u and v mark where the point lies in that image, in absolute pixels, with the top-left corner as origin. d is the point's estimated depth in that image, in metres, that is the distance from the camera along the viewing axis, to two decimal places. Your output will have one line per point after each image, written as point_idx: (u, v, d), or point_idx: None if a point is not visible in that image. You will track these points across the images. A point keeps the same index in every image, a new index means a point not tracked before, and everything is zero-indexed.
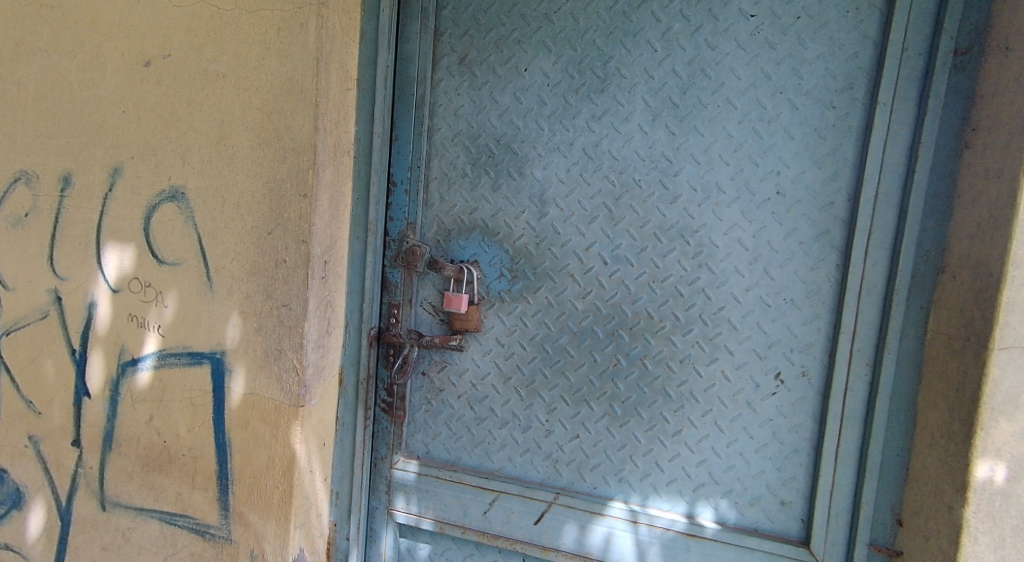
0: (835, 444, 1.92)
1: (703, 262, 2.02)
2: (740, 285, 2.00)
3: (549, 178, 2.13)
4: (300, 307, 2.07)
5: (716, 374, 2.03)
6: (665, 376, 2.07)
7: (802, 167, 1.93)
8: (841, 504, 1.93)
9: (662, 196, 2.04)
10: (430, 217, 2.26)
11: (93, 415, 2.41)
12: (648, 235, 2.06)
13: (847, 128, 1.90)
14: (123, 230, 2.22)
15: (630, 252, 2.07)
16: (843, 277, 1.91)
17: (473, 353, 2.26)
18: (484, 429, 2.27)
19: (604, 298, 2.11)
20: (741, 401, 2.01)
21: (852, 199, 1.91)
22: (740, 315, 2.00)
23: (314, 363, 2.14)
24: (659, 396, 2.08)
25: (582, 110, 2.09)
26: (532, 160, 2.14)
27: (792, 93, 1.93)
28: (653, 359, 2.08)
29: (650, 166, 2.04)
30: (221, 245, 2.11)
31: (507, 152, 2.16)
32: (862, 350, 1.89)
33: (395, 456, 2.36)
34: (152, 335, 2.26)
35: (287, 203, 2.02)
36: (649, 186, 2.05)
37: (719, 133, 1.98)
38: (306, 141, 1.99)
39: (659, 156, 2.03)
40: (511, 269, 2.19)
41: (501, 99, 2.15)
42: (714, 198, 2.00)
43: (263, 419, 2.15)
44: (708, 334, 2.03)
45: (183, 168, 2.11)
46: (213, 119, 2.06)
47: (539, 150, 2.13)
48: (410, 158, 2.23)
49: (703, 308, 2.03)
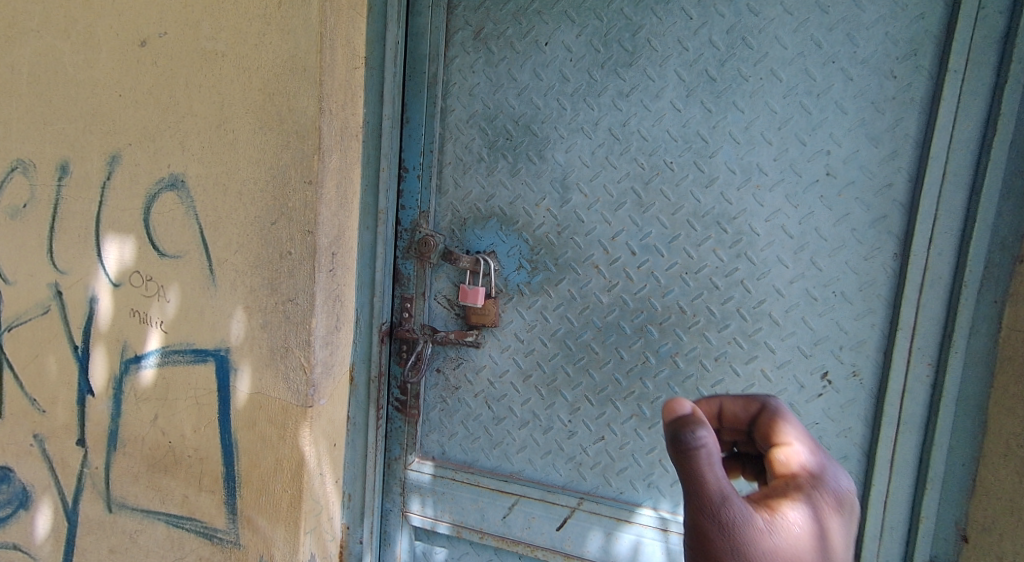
0: (890, 451, 1.77)
1: (742, 251, 1.86)
2: (782, 277, 1.84)
3: (571, 161, 1.98)
4: (306, 302, 1.94)
5: (755, 373, 1.88)
6: (698, 375, 1.92)
7: (855, 146, 1.76)
8: (897, 516, 1.78)
9: (696, 179, 1.88)
10: (444, 204, 2.12)
11: (97, 414, 2.34)
12: (680, 222, 1.90)
13: (907, 101, 1.72)
14: (122, 221, 2.11)
15: (660, 241, 1.92)
16: (901, 268, 1.75)
17: (490, 349, 2.13)
18: (503, 430, 2.14)
19: (632, 292, 1.96)
20: (783, 402, 1.86)
21: (913, 180, 1.73)
22: (783, 310, 1.85)
23: (322, 361, 2.01)
24: (692, 397, 1.93)
25: (609, 85, 1.93)
26: (554, 142, 1.99)
27: (845, 62, 1.76)
28: (686, 357, 1.93)
29: (684, 147, 1.88)
30: (224, 236, 1.98)
31: (527, 134, 2.01)
32: (923, 349, 1.72)
33: (409, 456, 2.25)
34: (154, 331, 2.16)
35: (291, 190, 1.89)
36: (682, 169, 1.89)
37: (762, 108, 1.82)
38: (311, 124, 1.85)
39: (694, 135, 1.87)
40: (530, 260, 2.05)
41: (521, 76, 2.00)
42: (755, 181, 1.84)
43: (270, 419, 2.04)
44: (747, 329, 1.88)
45: (183, 155, 1.99)
46: (213, 102, 1.93)
47: (561, 131, 1.98)
48: (423, 142, 2.09)
49: (742, 302, 1.87)
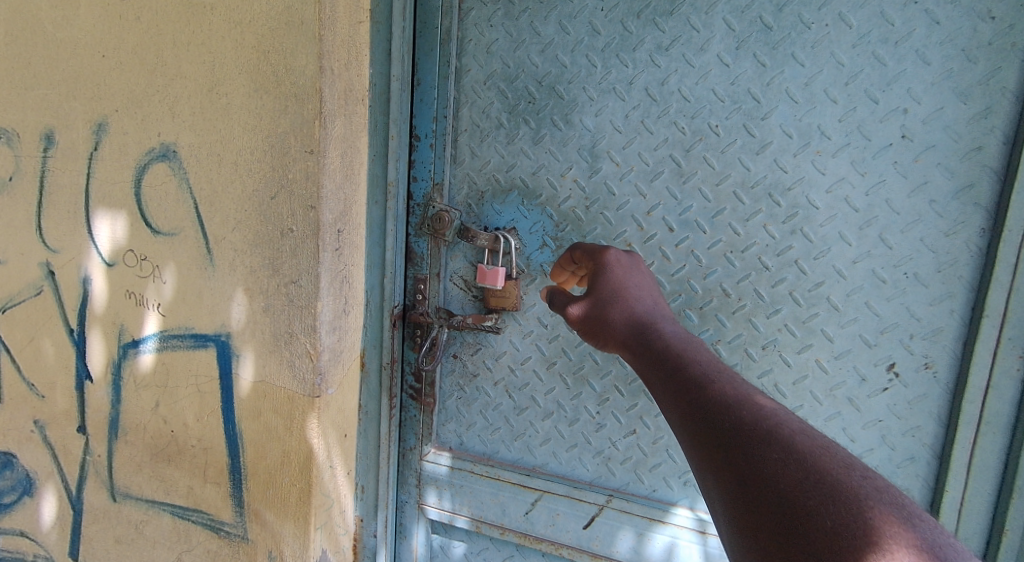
0: (968, 455, 1.61)
1: (797, 227, 1.68)
2: (844, 256, 1.66)
3: (602, 126, 1.79)
4: (310, 284, 1.78)
5: (809, 363, 1.72)
6: (743, 365, 1.76)
7: (938, 102, 1.56)
8: (973, 527, 1.63)
9: (745, 145, 1.69)
10: (459, 176, 1.94)
11: (97, 400, 2.22)
12: (725, 195, 1.72)
13: (1007, 47, 1.51)
14: (114, 196, 1.97)
15: (702, 216, 1.74)
16: (990, 245, 1.56)
17: (511, 335, 2.00)
18: (525, 421, 2.04)
19: (669, 273, 1.77)
20: (841, 397, 1.71)
21: (1009, 142, 1.53)
22: (843, 293, 1.68)
23: (330, 348, 1.86)
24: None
25: (646, 38, 1.72)
26: (582, 105, 1.79)
27: (930, 3, 1.54)
28: (729, 346, 1.76)
29: (732, 108, 1.69)
30: (221, 211, 1.82)
31: (551, 96, 1.81)
32: (1014, 339, 1.55)
33: (425, 447, 2.14)
34: (151, 315, 2.02)
35: (291, 160, 1.72)
36: (729, 134, 1.70)
37: (826, 60, 1.62)
38: (311, 86, 1.66)
39: (745, 94, 1.67)
40: (555, 237, 1.87)
41: (545, 30, 1.80)
42: (815, 146, 1.65)
43: (275, 410, 1.89)
44: (800, 315, 1.71)
45: (173, 122, 1.82)
46: (203, 62, 1.76)
47: (590, 92, 1.78)
48: (436, 106, 1.90)
49: (796, 285, 1.70)
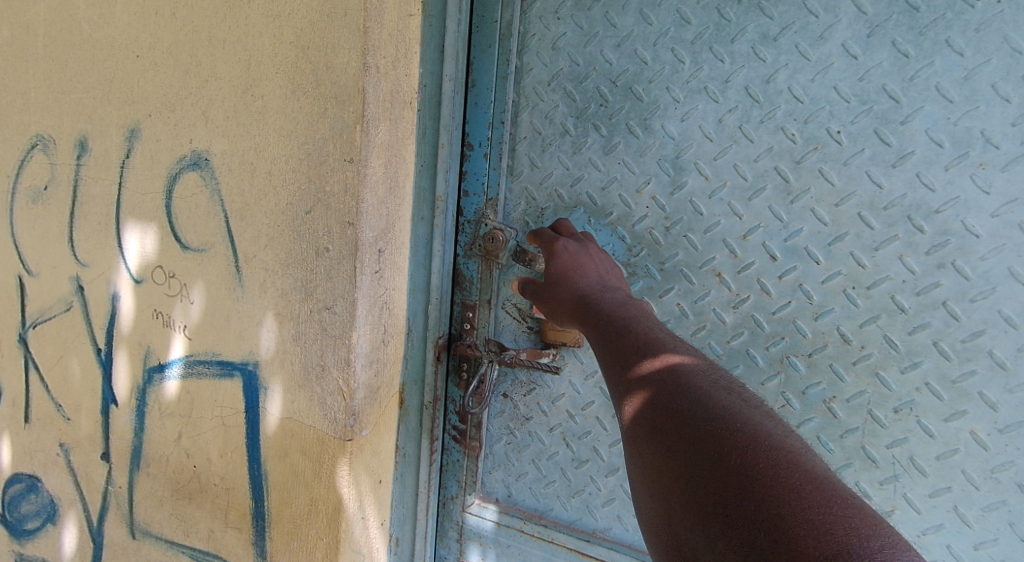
0: None
1: (946, 260, 1.45)
2: (1016, 299, 1.43)
3: (689, 132, 1.58)
4: (345, 311, 1.56)
5: (960, 436, 1.49)
6: (869, 430, 1.55)
7: None
8: None
9: (876, 155, 1.47)
10: (516, 190, 1.74)
11: (121, 427, 2.05)
12: (846, 220, 1.51)
13: None
14: (144, 207, 1.81)
15: (814, 242, 1.53)
16: None
17: (570, 376, 1.80)
18: (584, 476, 1.85)
19: (769, 310, 1.58)
20: (1007, 483, 1.48)
21: None
22: (1012, 348, 1.44)
23: (366, 385, 1.63)
24: (854, 460, 1.57)
25: (748, 26, 1.51)
26: (665, 108, 1.59)
27: None
28: (847, 406, 1.56)
29: (859, 109, 1.47)
30: (252, 226, 1.63)
31: (627, 98, 1.62)
32: None
33: (469, 498, 1.95)
34: (178, 337, 1.84)
35: (329, 169, 1.51)
36: (854, 142, 1.48)
37: (996, 47, 1.38)
38: (353, 85, 1.46)
39: (878, 91, 1.46)
40: (628, 264, 1.67)
41: (621, 20, 1.60)
42: (976, 157, 1.42)
43: (303, 452, 1.67)
44: (951, 375, 1.48)
45: (206, 128, 1.64)
46: (239, 61, 1.57)
47: (675, 93, 1.58)
48: (492, 111, 1.70)
49: (942, 333, 1.48)
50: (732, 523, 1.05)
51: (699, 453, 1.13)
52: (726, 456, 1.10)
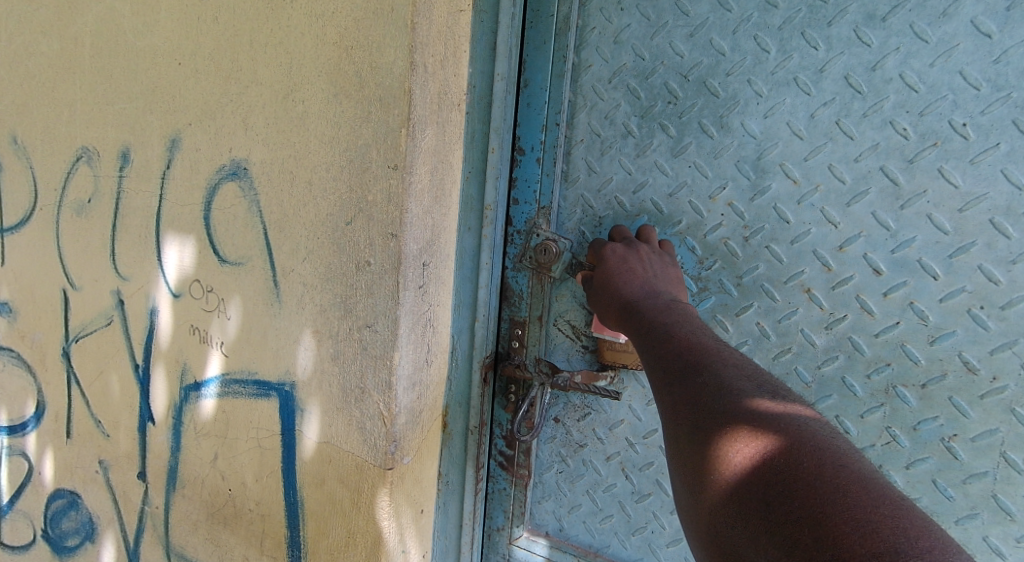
0: None
1: None
2: None
3: (774, 130, 1.48)
4: (387, 329, 1.43)
5: None
6: (1002, 477, 1.42)
7: None
8: None
9: (1016, 149, 1.34)
10: (571, 197, 1.64)
11: (158, 446, 1.99)
12: (973, 228, 1.38)
13: None
14: (183, 219, 1.74)
15: (930, 253, 1.41)
16: None
17: (630, 401, 1.67)
18: (645, 511, 1.71)
19: (871, 332, 1.47)
20: None
21: None
22: None
23: (407, 409, 1.51)
24: (981, 510, 1.44)
25: (850, 6, 1.41)
26: (746, 103, 1.49)
27: None
28: (972, 446, 1.43)
29: (993, 96, 1.34)
30: (290, 239, 1.53)
31: (700, 93, 1.52)
32: None
33: (516, 530, 1.82)
34: (215, 355, 1.77)
35: (373, 178, 1.39)
36: (986, 137, 1.36)
37: None
38: (399, 87, 1.34)
39: (1019, 75, 1.33)
40: (698, 278, 1.58)
41: (695, 8, 1.49)
42: None
43: (341, 479, 1.56)
44: None
45: (245, 135, 1.56)
46: (280, 64, 1.47)
47: (759, 86, 1.48)
48: (547, 112, 1.60)
49: None
50: (775, 522, 1.01)
51: (742, 452, 1.09)
52: (771, 456, 1.07)
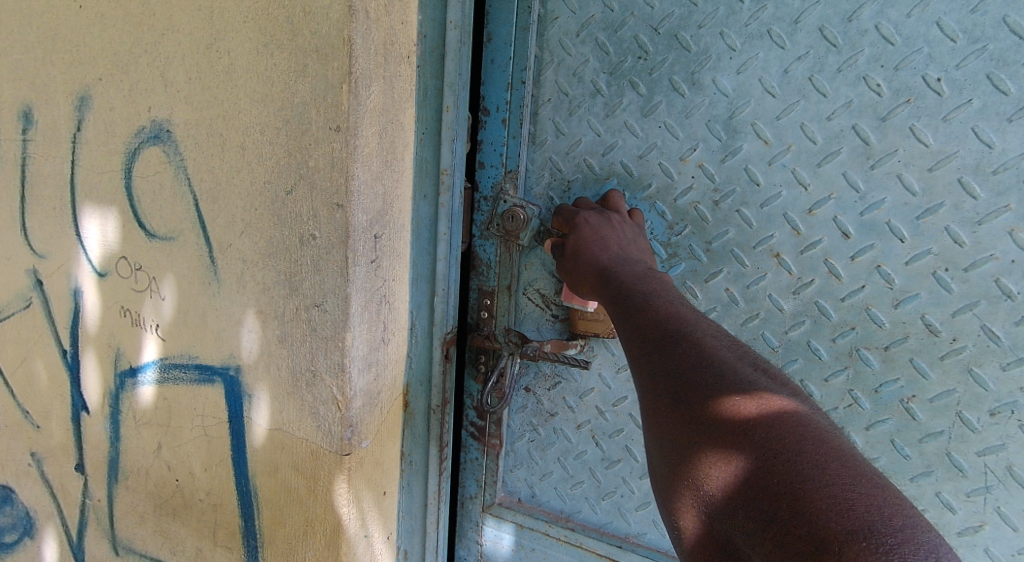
0: None
1: None
2: None
3: (746, 87, 1.43)
4: (338, 309, 1.30)
5: None
6: (956, 435, 1.41)
7: None
8: None
9: (988, 106, 1.29)
10: (539, 160, 1.61)
11: (94, 436, 1.84)
12: (941, 188, 1.34)
13: None
14: (101, 188, 1.56)
15: (898, 215, 1.37)
16: None
17: (599, 370, 1.65)
18: (615, 477, 1.71)
19: (837, 297, 1.44)
20: None
21: None
22: None
23: (364, 391, 1.40)
24: (935, 468, 1.44)
25: None
26: (718, 58, 1.43)
27: None
28: (930, 407, 1.42)
29: (968, 50, 1.29)
30: (225, 211, 1.38)
31: (671, 48, 1.46)
32: None
33: (488, 497, 1.83)
34: (150, 338, 1.62)
35: (312, 140, 1.23)
36: (959, 92, 1.30)
37: None
38: (337, 35, 1.17)
39: (996, 26, 1.27)
40: (666, 244, 1.54)
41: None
42: None
43: (296, 466, 1.45)
44: None
45: (165, 92, 1.38)
46: (199, 9, 1.29)
47: (731, 40, 1.42)
48: (511, 69, 1.55)
49: None
50: (754, 498, 0.97)
51: (720, 427, 1.04)
52: (751, 432, 1.02)
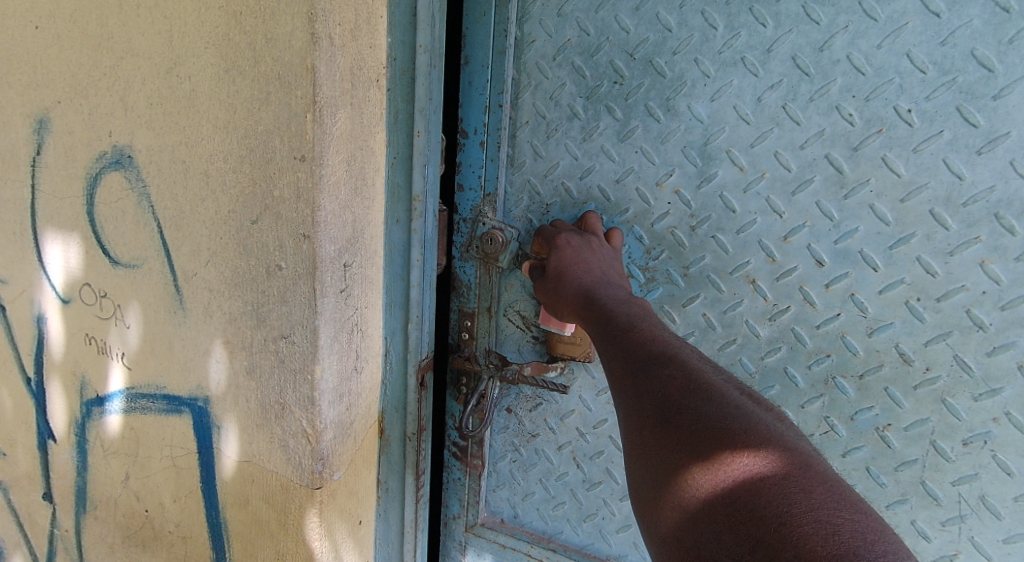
0: None
1: None
2: None
3: (721, 114, 1.41)
4: (305, 340, 1.26)
5: None
6: (930, 464, 1.41)
7: None
8: None
9: (958, 138, 1.28)
10: (518, 182, 1.58)
11: (61, 465, 1.79)
12: (913, 219, 1.33)
13: None
14: (63, 213, 1.52)
15: (871, 244, 1.36)
16: None
17: (580, 391, 1.63)
18: (596, 499, 1.69)
19: (813, 324, 1.43)
20: None
21: None
22: None
23: (335, 423, 1.36)
24: (911, 495, 1.44)
25: None
26: (693, 85, 1.42)
27: None
28: (904, 435, 1.42)
29: (939, 81, 1.27)
30: (190, 239, 1.34)
31: (647, 74, 1.44)
32: None
33: (471, 517, 1.80)
34: (116, 367, 1.58)
35: (276, 168, 1.19)
36: (930, 124, 1.29)
37: None
38: (300, 63, 1.13)
39: (966, 58, 1.25)
40: (644, 268, 1.53)
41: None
42: None
43: (266, 499, 1.41)
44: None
45: (126, 117, 1.34)
46: (158, 32, 1.25)
47: (705, 66, 1.40)
48: (489, 92, 1.52)
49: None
50: (738, 518, 0.93)
51: (707, 447, 1.01)
52: (738, 453, 0.99)
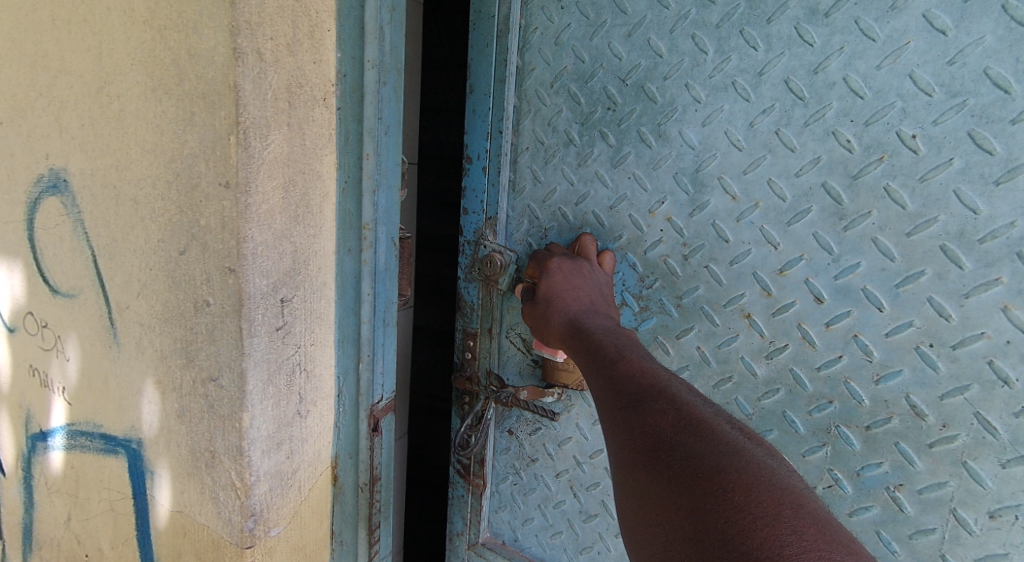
0: None
1: None
2: None
3: (712, 139, 1.28)
4: (232, 385, 1.14)
5: None
6: (950, 537, 1.23)
7: None
8: None
9: (971, 166, 1.12)
10: (519, 207, 1.49)
11: (10, 501, 1.70)
12: (921, 255, 1.17)
13: None
14: (7, 239, 1.43)
15: (875, 281, 1.20)
16: None
17: (579, 418, 1.50)
18: (592, 532, 1.55)
19: (813, 366, 1.28)
20: None
21: None
22: None
23: (271, 473, 1.23)
24: None
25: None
26: (684, 110, 1.29)
27: None
28: (919, 499, 1.24)
29: (947, 104, 1.12)
30: (121, 269, 1.24)
31: (639, 99, 1.33)
32: None
33: (475, 535, 1.69)
34: (57, 401, 1.48)
35: (202, 196, 1.09)
36: (938, 151, 1.13)
37: None
38: (222, 80, 1.03)
39: (978, 79, 1.10)
40: (638, 297, 1.40)
41: (632, 4, 1.31)
42: None
43: (198, 554, 1.29)
44: None
45: (60, 139, 1.26)
46: (88, 49, 1.16)
47: (697, 91, 1.28)
48: (490, 119, 1.44)
49: None
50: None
51: (693, 483, 0.87)
52: (727, 490, 0.85)
